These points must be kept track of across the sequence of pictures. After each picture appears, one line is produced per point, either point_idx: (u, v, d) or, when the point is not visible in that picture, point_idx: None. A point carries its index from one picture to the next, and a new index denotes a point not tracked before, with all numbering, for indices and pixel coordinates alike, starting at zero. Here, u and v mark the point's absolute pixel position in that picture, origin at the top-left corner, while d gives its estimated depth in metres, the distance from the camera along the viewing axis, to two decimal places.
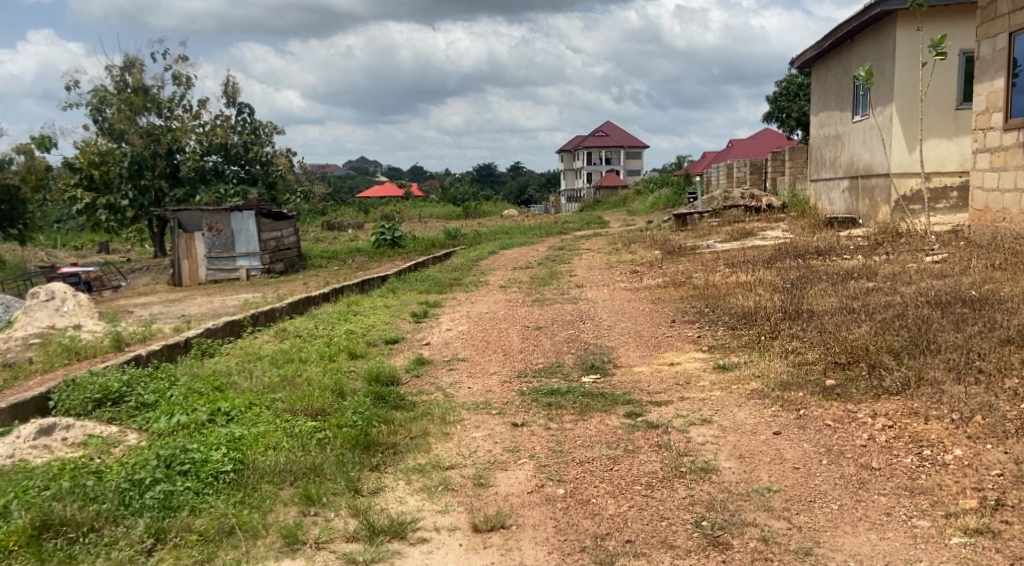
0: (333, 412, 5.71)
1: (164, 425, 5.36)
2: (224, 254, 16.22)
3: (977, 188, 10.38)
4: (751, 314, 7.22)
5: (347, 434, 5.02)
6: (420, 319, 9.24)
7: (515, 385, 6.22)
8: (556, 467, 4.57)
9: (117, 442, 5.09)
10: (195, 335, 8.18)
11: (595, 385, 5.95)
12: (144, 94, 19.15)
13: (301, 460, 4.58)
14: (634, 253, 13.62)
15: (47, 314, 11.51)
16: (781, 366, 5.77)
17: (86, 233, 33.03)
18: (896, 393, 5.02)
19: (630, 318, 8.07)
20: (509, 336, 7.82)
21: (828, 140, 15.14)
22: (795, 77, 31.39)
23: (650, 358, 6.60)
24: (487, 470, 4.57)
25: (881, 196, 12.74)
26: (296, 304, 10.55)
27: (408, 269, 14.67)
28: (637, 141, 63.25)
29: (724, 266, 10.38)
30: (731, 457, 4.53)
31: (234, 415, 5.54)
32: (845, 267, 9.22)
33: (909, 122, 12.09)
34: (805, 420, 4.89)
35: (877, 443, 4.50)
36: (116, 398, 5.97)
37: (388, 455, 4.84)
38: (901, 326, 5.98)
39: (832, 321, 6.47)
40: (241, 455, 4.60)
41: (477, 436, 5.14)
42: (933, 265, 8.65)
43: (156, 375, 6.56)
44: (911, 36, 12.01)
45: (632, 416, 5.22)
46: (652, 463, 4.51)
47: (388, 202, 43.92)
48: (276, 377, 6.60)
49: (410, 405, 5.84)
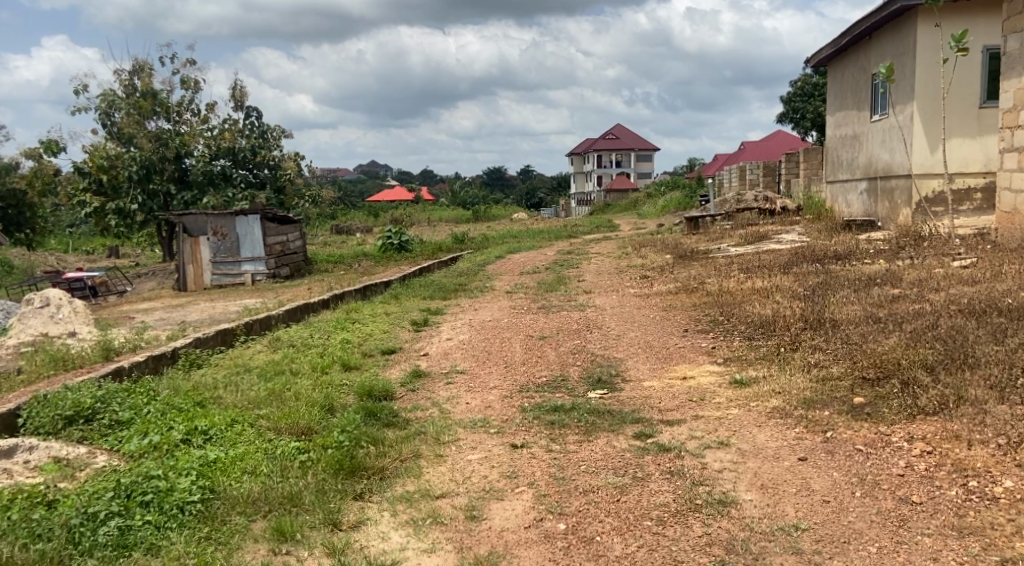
0: (320, 431, 5.27)
1: (134, 446, 4.93)
2: (228, 258, 15.81)
3: (1005, 189, 9.87)
4: (769, 323, 6.76)
5: (331, 457, 4.59)
6: (420, 327, 8.82)
7: (516, 401, 5.79)
8: (558, 498, 4.13)
9: (81, 465, 4.67)
10: (184, 345, 7.75)
11: (601, 402, 5.51)
12: (152, 98, 18.79)
13: (278, 488, 4.16)
14: (645, 257, 13.18)
15: (41, 322, 11.17)
16: (803, 382, 5.31)
17: (98, 238, 32.79)
18: (932, 413, 4.58)
19: (639, 327, 7.62)
20: (512, 346, 7.39)
21: (845, 140, 14.67)
22: (810, 77, 30.95)
23: (661, 371, 6.16)
24: (481, 500, 4.14)
25: (902, 198, 12.25)
26: (293, 311, 10.10)
27: (412, 274, 14.23)
28: (648, 144, 62.81)
29: (738, 271, 9.93)
30: (752, 487, 4.08)
31: (212, 435, 5.11)
32: (866, 272, 8.76)
33: (931, 122, 11.61)
34: (834, 444, 4.44)
35: (916, 472, 4.05)
36: (90, 415, 5.52)
37: (375, 481, 4.42)
38: (934, 338, 5.52)
39: (858, 332, 6.02)
40: (210, 483, 4.19)
41: (472, 459, 4.70)
42: (961, 271, 8.18)
43: (134, 389, 6.11)
44: (933, 33, 11.56)
45: (642, 437, 4.78)
46: (664, 494, 4.06)
47: (398, 205, 43.69)
48: (262, 392, 6.17)
49: (403, 423, 5.41)
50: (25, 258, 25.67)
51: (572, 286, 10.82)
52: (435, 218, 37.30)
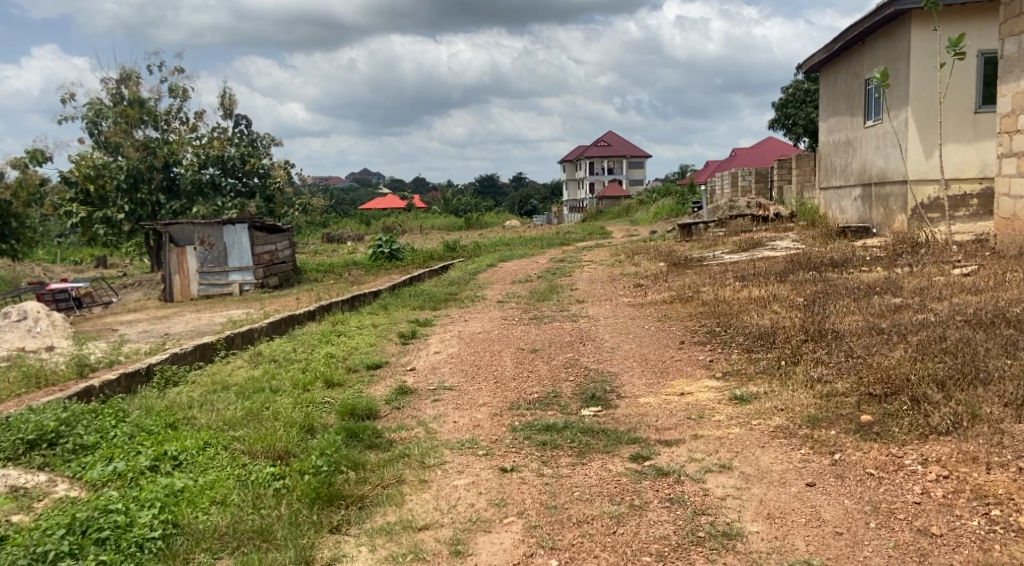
0: (298, 455, 4.98)
1: (97, 474, 4.64)
2: (216, 269, 15.49)
3: (1004, 196, 9.64)
4: (768, 335, 6.48)
5: (307, 484, 4.32)
6: (408, 340, 8.51)
7: (507, 419, 5.50)
8: (550, 529, 3.87)
9: (39, 497, 4.41)
10: (160, 361, 7.42)
11: (596, 421, 5.22)
12: (140, 106, 18.33)
13: (247, 522, 3.95)
14: (638, 264, 12.92)
15: (19, 336, 10.87)
16: (806, 398, 5.02)
17: (86, 248, 32.40)
18: (946, 433, 4.31)
19: (634, 339, 7.34)
20: (502, 360, 7.11)
21: (839, 145, 14.43)
22: (801, 83, 30.77)
23: (658, 387, 5.87)
24: (467, 533, 3.90)
25: (897, 204, 12.02)
26: (277, 323, 9.76)
27: (402, 283, 13.94)
28: (640, 151, 62.70)
29: (734, 279, 9.67)
30: (758, 517, 3.82)
31: (182, 461, 4.83)
32: (866, 280, 8.50)
33: (927, 126, 11.39)
34: (843, 467, 4.17)
35: (933, 500, 3.81)
36: (53, 439, 5.20)
37: (354, 511, 4.15)
38: (943, 351, 5.25)
39: (861, 344, 5.75)
40: (173, 516, 3.94)
41: (459, 484, 4.42)
42: (963, 279, 7.94)
43: (102, 410, 5.79)
44: (928, 37, 11.35)
45: (639, 460, 4.50)
46: (664, 525, 3.81)
47: (389, 213, 43.19)
48: (239, 412, 5.87)
49: (387, 445, 5.12)
50: (11, 270, 25.26)
51: (565, 296, 10.54)
52: (427, 226, 36.99)
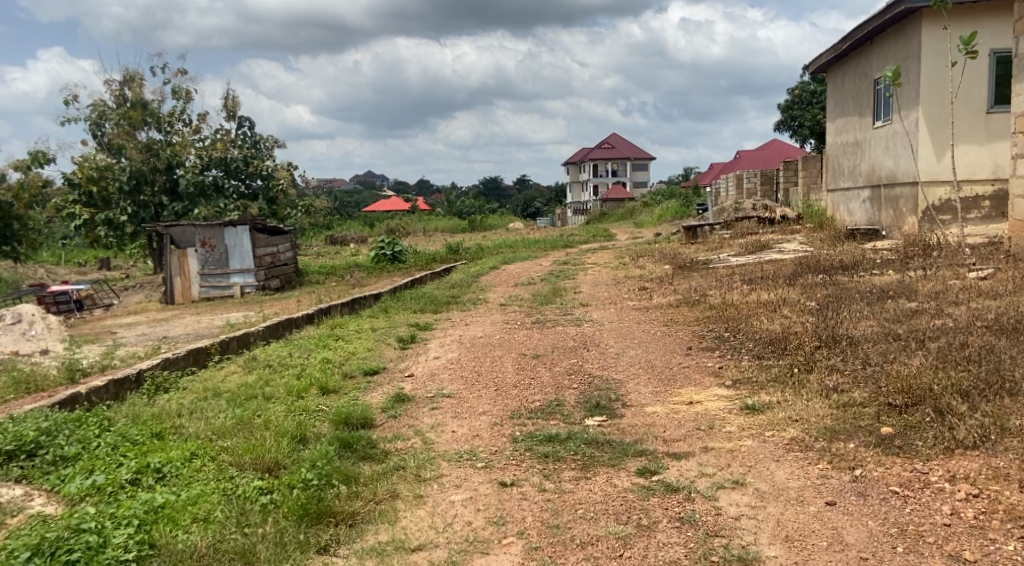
0: (288, 467, 4.74)
1: (75, 488, 4.40)
2: (217, 270, 15.25)
3: (1018, 197, 9.35)
4: (779, 341, 6.22)
5: (295, 499, 4.07)
6: (406, 345, 8.27)
7: (507, 429, 5.25)
8: (551, 552, 3.63)
9: (13, 512, 4.18)
10: (151, 367, 7.17)
11: (600, 431, 4.97)
12: (144, 108, 18.14)
13: (230, 542, 3.72)
14: (644, 267, 12.64)
15: (13, 340, 10.61)
16: (821, 408, 4.77)
17: (91, 249, 32.28)
18: (972, 447, 4.06)
19: (639, 345, 7.08)
20: (502, 366, 6.85)
21: (847, 146, 14.16)
22: (807, 84, 30.49)
23: (665, 395, 5.61)
24: (463, 555, 3.66)
25: (907, 206, 11.76)
26: (274, 327, 9.51)
27: (403, 286, 13.71)
28: (643, 153, 62.42)
29: (742, 283, 9.41)
30: (775, 540, 3.57)
31: (165, 473, 4.59)
32: (879, 284, 8.25)
33: (938, 126, 11.13)
34: (864, 484, 3.92)
35: (964, 521, 3.57)
36: (32, 450, 4.95)
37: (343, 530, 3.91)
38: (966, 358, 4.99)
39: (877, 351, 5.50)
40: (149, 536, 3.70)
41: (456, 500, 4.16)
42: (980, 282, 7.67)
43: (86, 418, 5.54)
44: (939, 37, 11.10)
45: (646, 474, 4.24)
46: (674, 548, 3.57)
47: (393, 215, 42.83)
48: (229, 420, 5.62)
49: (381, 456, 4.87)
50: (14, 273, 25.09)
51: (569, 299, 10.28)
52: (431, 228, 36.77)
